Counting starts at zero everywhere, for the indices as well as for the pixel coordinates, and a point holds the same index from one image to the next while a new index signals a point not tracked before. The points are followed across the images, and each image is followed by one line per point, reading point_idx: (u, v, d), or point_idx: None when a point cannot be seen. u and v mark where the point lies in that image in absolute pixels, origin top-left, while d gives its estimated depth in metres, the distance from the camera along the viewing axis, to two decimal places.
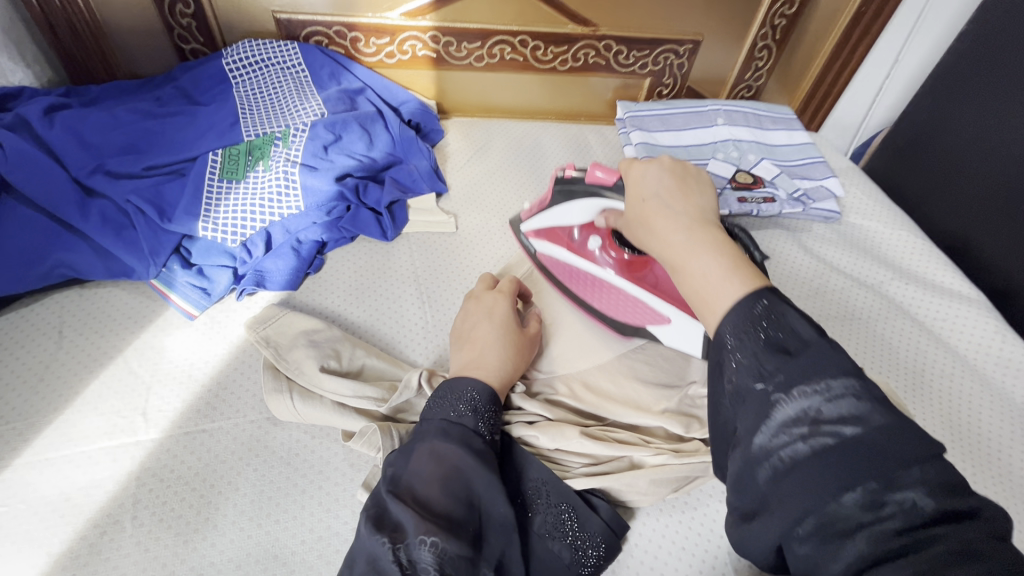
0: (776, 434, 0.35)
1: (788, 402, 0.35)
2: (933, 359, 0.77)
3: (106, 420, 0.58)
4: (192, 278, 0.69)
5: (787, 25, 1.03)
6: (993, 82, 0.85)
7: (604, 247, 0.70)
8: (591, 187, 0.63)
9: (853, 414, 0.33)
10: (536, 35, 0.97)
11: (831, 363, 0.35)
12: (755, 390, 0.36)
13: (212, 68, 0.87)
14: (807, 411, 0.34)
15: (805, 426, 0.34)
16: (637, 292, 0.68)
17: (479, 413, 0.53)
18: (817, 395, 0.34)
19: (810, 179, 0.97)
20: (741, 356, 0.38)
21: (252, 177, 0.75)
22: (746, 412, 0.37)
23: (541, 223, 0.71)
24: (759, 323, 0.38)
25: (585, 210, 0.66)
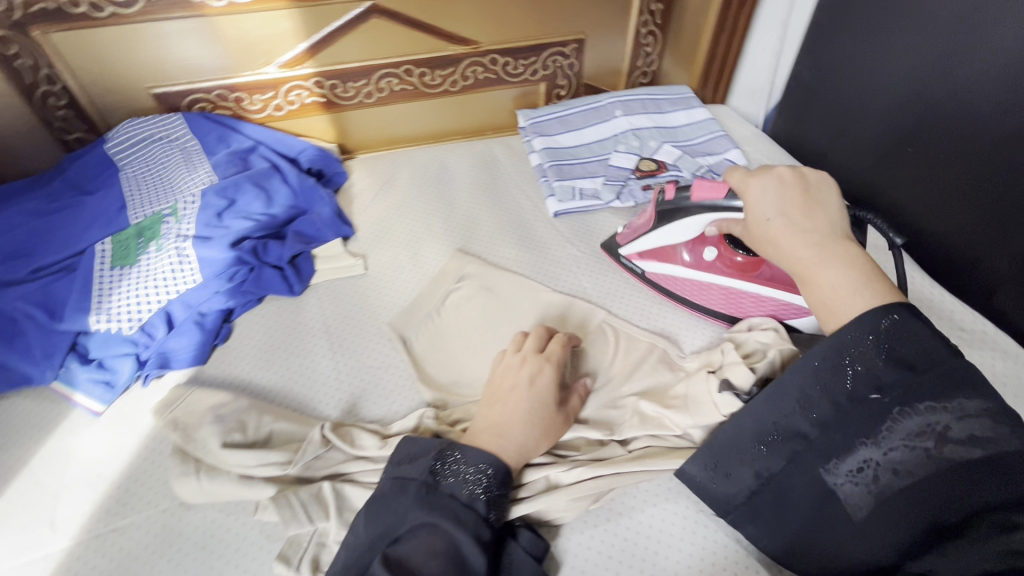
0: (893, 446, 0.47)
1: (909, 417, 0.47)
2: None
3: (13, 539, 0.56)
4: (93, 373, 0.68)
5: (664, 9, 1.05)
6: (857, 32, 0.86)
7: (720, 255, 0.75)
8: (698, 203, 0.70)
9: (985, 434, 0.45)
10: (419, 63, 0.97)
11: (930, 389, 0.47)
12: (872, 401, 0.49)
13: (97, 155, 0.87)
14: (931, 427, 0.46)
15: (930, 439, 0.46)
16: (763, 291, 0.72)
17: (486, 490, 0.51)
18: (930, 409, 0.47)
19: (712, 154, 0.98)
20: (869, 365, 0.49)
21: (144, 260, 0.75)
22: (864, 414, 0.49)
23: (647, 247, 0.78)
24: (884, 342, 0.48)
25: (692, 226, 0.73)
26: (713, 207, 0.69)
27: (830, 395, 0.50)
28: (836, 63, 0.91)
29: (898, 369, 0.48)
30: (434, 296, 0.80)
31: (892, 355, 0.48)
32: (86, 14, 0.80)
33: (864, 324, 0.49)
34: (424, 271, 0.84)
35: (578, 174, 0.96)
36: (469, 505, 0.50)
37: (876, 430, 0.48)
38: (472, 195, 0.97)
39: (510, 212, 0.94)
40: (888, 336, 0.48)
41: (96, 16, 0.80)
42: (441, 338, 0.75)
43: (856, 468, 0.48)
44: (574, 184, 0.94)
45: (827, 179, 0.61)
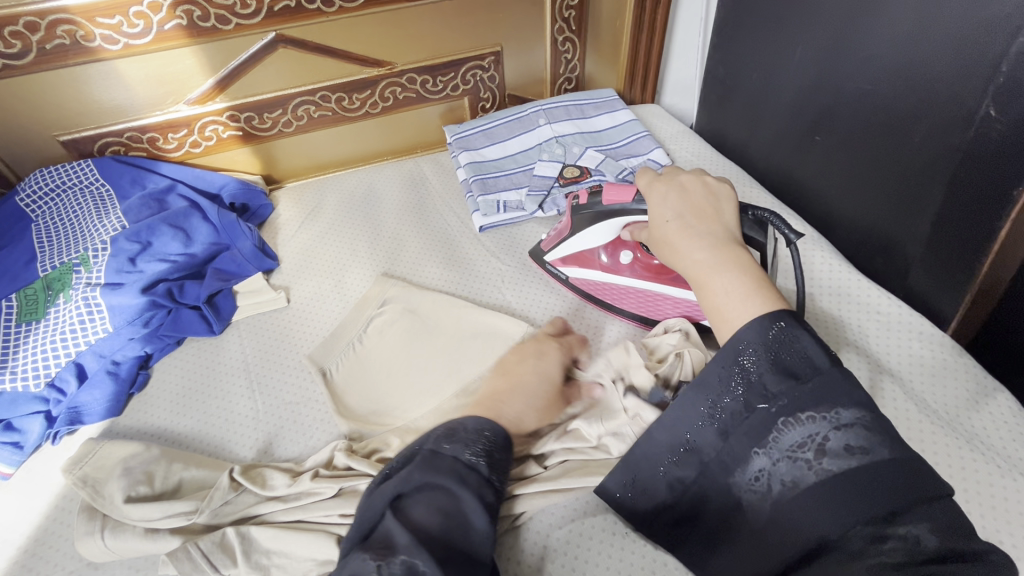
0: (781, 459, 0.42)
1: (794, 427, 0.42)
2: None
3: None
4: (1, 436, 0.67)
5: (579, 15, 1.05)
6: (758, 26, 0.87)
7: (637, 258, 0.74)
8: (609, 207, 0.69)
9: (863, 445, 0.40)
10: (335, 88, 0.97)
11: (813, 396, 0.42)
12: (760, 411, 0.44)
13: (7, 209, 0.86)
14: (813, 438, 0.41)
15: (812, 450, 0.41)
16: (677, 293, 0.71)
17: (488, 460, 0.48)
18: (812, 418, 0.42)
19: (636, 156, 0.98)
20: (754, 372, 0.45)
21: (53, 313, 0.73)
22: (754, 424, 0.44)
23: (567, 252, 0.78)
24: (766, 349, 0.45)
25: (608, 229, 0.72)
26: (621, 209, 0.68)
27: (725, 403, 0.46)
28: (745, 56, 0.91)
29: (782, 376, 0.44)
30: (356, 324, 0.79)
31: (778, 362, 0.44)
32: None
33: (757, 330, 0.45)
34: (347, 299, 0.83)
35: (503, 187, 0.95)
36: (471, 467, 0.46)
37: (764, 442, 0.43)
38: (399, 216, 0.97)
39: (437, 230, 0.93)
40: (768, 342, 0.45)
41: None
42: (362, 367, 0.74)
43: (747, 481, 0.44)
44: (498, 198, 0.93)
45: (732, 191, 0.60)
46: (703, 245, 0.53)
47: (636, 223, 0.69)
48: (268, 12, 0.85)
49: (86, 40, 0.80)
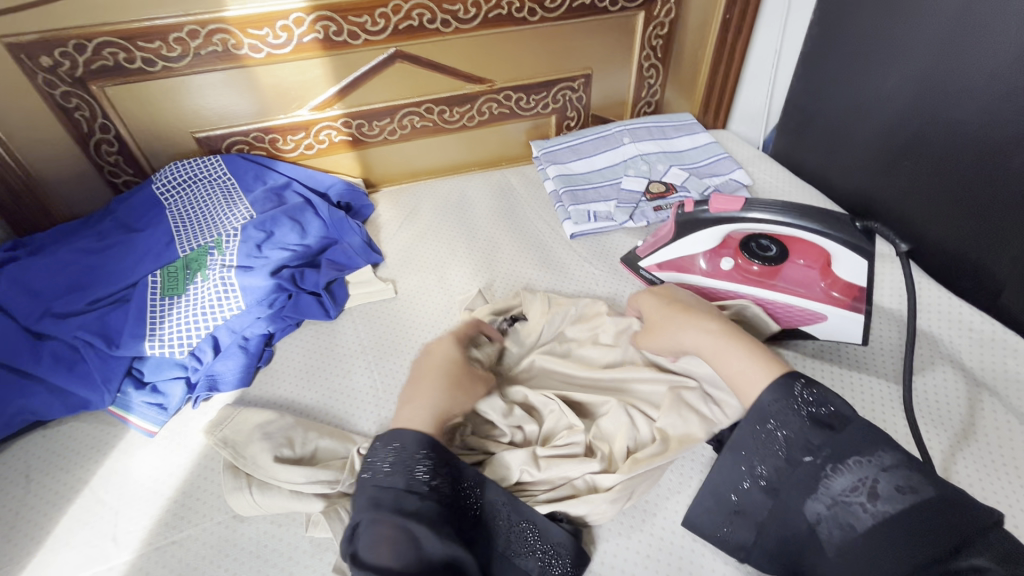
0: (834, 502, 0.47)
1: (841, 475, 0.47)
2: (888, 339, 0.75)
3: (79, 553, 0.59)
4: (147, 397, 0.73)
5: (665, 44, 1.12)
6: (844, 60, 0.92)
7: (737, 265, 0.78)
8: (717, 214, 0.75)
9: (911, 485, 0.45)
10: (438, 101, 1.05)
11: (853, 445, 0.48)
12: (805, 463, 0.49)
13: (145, 196, 0.94)
14: (862, 483, 0.46)
15: (864, 493, 0.46)
16: (779, 297, 0.74)
17: (411, 466, 0.53)
18: (860, 465, 0.47)
19: (718, 175, 1.03)
20: (789, 435, 0.51)
21: (192, 289, 0.80)
22: (802, 474, 0.49)
23: (666, 257, 0.82)
24: (791, 413, 0.51)
25: (715, 235, 0.77)
26: (728, 217, 0.74)
27: (768, 460, 0.52)
28: (829, 86, 0.97)
29: (820, 431, 0.50)
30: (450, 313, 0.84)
31: (813, 419, 0.51)
32: (141, 69, 0.87)
33: (778, 391, 0.53)
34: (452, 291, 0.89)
35: (592, 198, 1.01)
36: (407, 488, 0.51)
37: (816, 492, 0.48)
38: (492, 221, 1.03)
39: (529, 235, 0.99)
40: (791, 406, 0.52)
41: (149, 70, 0.88)
42: None
43: (815, 527, 0.47)
44: (589, 208, 0.99)
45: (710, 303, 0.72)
46: (696, 333, 0.63)
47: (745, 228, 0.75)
48: (393, 30, 0.93)
49: (235, 48, 0.88)
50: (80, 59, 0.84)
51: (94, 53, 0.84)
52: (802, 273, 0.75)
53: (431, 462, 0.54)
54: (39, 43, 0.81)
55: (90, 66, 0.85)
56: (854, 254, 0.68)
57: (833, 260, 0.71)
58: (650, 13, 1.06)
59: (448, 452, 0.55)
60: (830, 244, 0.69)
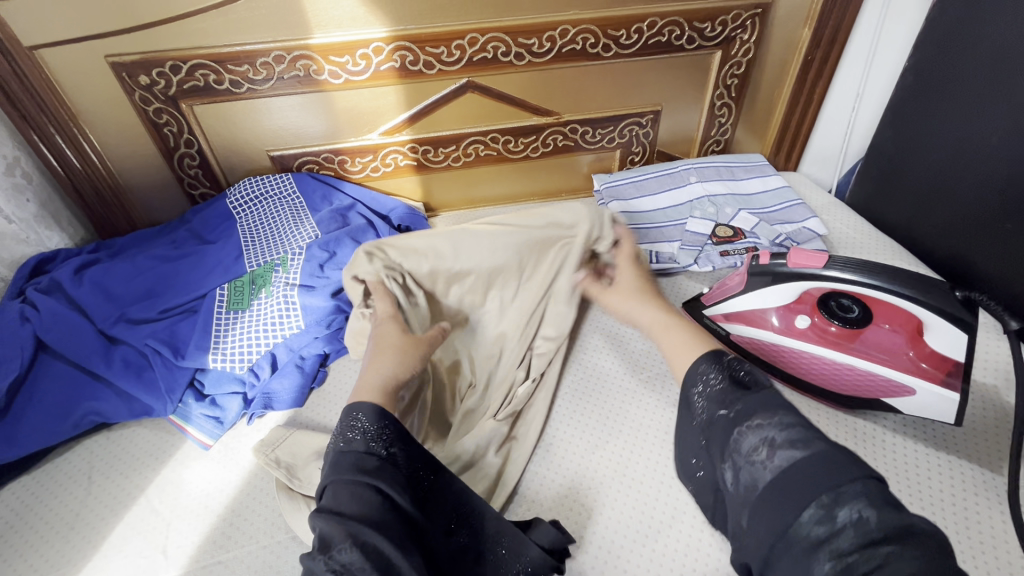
0: (742, 455, 0.46)
1: (748, 430, 0.46)
2: (978, 421, 0.68)
3: (130, 563, 0.60)
4: (205, 409, 0.74)
5: (740, 84, 1.09)
6: (941, 111, 0.87)
7: (813, 323, 0.73)
8: (795, 269, 0.70)
9: (803, 441, 0.44)
10: (505, 131, 1.05)
11: (760, 405, 0.48)
12: (724, 415, 0.49)
13: (218, 208, 0.98)
14: (765, 444, 0.45)
15: (767, 450, 0.44)
16: (860, 363, 0.69)
17: (371, 434, 0.51)
18: (763, 424, 0.46)
19: (790, 223, 0.98)
20: (712, 391, 0.52)
21: (256, 304, 0.82)
22: (720, 426, 0.49)
23: (735, 308, 0.77)
24: (714, 376, 0.53)
25: (793, 291, 0.73)
26: (807, 273, 0.69)
27: (694, 415, 0.52)
28: (921, 137, 0.91)
29: (739, 392, 0.50)
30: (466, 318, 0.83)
31: (736, 381, 0.52)
32: (228, 90, 0.91)
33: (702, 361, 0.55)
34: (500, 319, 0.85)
35: (654, 238, 0.98)
36: (368, 453, 0.50)
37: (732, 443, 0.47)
38: None
39: None
40: (717, 373, 0.53)
41: (235, 91, 0.91)
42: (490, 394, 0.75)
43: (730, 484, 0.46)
44: (651, 248, 0.96)
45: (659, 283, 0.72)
46: (647, 311, 0.69)
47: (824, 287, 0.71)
48: (467, 61, 0.94)
49: (316, 74, 0.91)
50: (174, 79, 0.89)
51: (187, 74, 0.88)
52: (887, 339, 0.70)
53: (394, 437, 0.51)
54: (139, 63, 0.86)
55: (182, 86, 0.89)
56: (952, 325, 0.62)
57: (926, 329, 0.66)
58: (727, 52, 1.03)
59: (402, 425, 0.53)
60: (922, 311, 0.64)
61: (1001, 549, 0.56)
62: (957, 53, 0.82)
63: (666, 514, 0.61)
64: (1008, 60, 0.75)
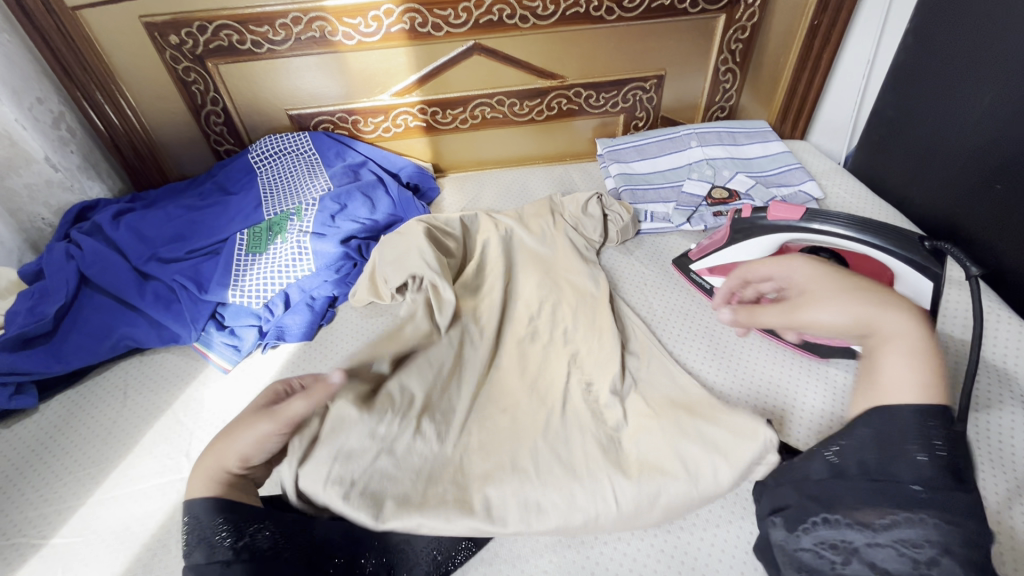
0: (876, 546, 0.42)
1: (909, 526, 0.41)
2: (941, 366, 0.71)
3: (158, 462, 0.69)
4: (225, 338, 0.82)
5: (745, 49, 1.10)
6: (940, 72, 0.86)
7: None
8: (774, 222, 0.73)
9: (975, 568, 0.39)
10: (510, 94, 1.09)
11: (964, 506, 0.42)
12: (910, 486, 0.43)
13: (241, 163, 1.06)
14: (927, 543, 0.40)
15: (922, 552, 0.40)
16: None
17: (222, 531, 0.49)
18: (943, 526, 0.41)
19: (786, 186, 1.00)
20: (909, 452, 0.45)
21: (272, 248, 0.89)
22: (883, 489, 0.44)
23: (717, 261, 0.81)
24: (913, 439, 0.46)
25: (773, 245, 0.75)
26: (787, 226, 0.72)
27: (863, 452, 0.47)
28: (921, 99, 0.91)
29: (953, 481, 0.43)
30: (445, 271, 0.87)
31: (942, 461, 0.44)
32: (250, 50, 0.97)
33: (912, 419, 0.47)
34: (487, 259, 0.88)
35: (651, 199, 1.01)
36: (211, 561, 0.47)
37: (859, 511, 0.44)
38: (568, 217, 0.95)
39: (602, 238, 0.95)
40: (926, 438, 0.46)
41: (256, 51, 0.98)
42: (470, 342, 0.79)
43: (814, 547, 0.45)
44: (647, 208, 1.00)
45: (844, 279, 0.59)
46: (851, 311, 0.54)
47: (805, 239, 0.72)
48: (474, 23, 0.98)
49: (331, 35, 0.97)
50: (201, 39, 0.95)
51: (212, 34, 0.95)
52: None
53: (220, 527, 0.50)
54: (170, 23, 0.93)
55: (208, 45, 0.96)
56: (918, 274, 0.65)
57: (896, 279, 0.68)
58: (731, 16, 1.04)
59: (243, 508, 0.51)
60: (892, 262, 0.66)
61: None
62: (958, 14, 0.82)
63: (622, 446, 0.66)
64: (1002, 18, 0.75)
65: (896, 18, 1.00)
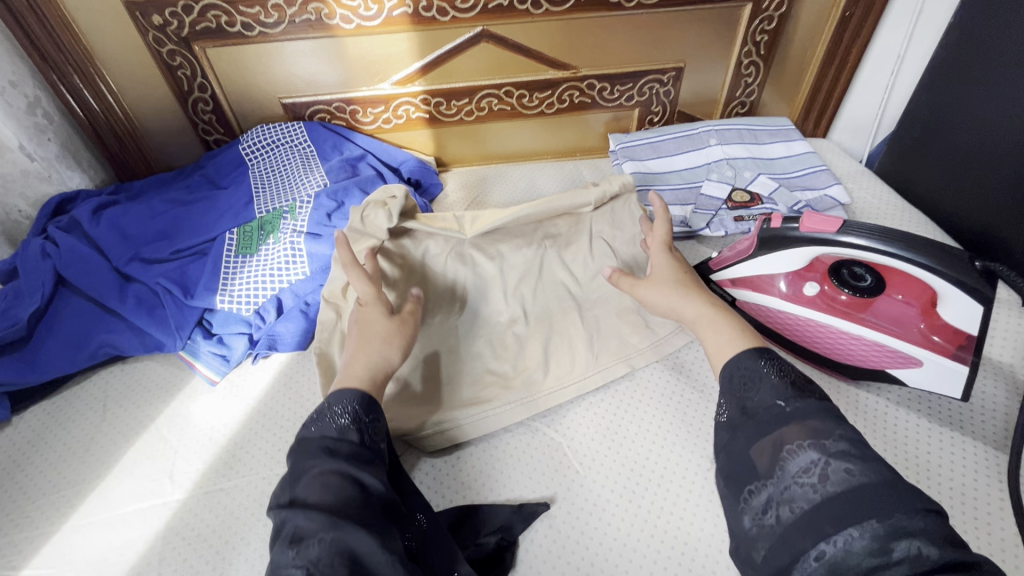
0: (789, 487, 0.43)
1: (798, 456, 0.44)
2: (982, 393, 0.67)
3: (139, 484, 0.64)
4: (213, 347, 0.77)
5: (770, 41, 1.03)
6: (983, 72, 0.81)
7: (823, 291, 0.71)
8: (807, 234, 0.67)
9: (857, 468, 0.41)
10: (520, 85, 1.03)
11: (819, 412, 0.46)
12: (775, 407, 0.48)
13: (231, 154, 0.99)
14: (816, 464, 0.43)
15: (816, 475, 0.42)
16: (867, 332, 0.68)
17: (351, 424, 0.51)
18: (819, 442, 0.44)
19: (811, 189, 0.95)
20: (764, 389, 0.50)
21: (264, 250, 0.83)
22: (759, 423, 0.48)
23: (741, 274, 0.75)
24: (762, 372, 0.51)
25: (804, 258, 0.69)
26: (820, 239, 0.66)
27: (762, 396, 0.49)
28: (960, 101, 0.85)
29: (799, 393, 0.48)
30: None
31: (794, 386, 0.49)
32: (240, 33, 0.90)
33: (743, 366, 0.52)
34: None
35: (668, 200, 0.96)
36: (340, 439, 0.50)
37: (760, 458, 0.46)
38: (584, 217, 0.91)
39: None
40: (766, 375, 0.51)
41: (247, 34, 0.91)
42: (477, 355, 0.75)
43: (756, 512, 0.44)
44: None
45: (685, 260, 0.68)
46: (691, 304, 0.61)
47: (839, 254, 0.66)
48: (482, 8, 0.91)
49: (328, 18, 0.90)
50: (187, 20, 0.88)
51: (199, 15, 0.88)
52: (898, 310, 0.67)
53: (357, 423, 0.52)
54: (152, 2, 0.86)
55: (194, 27, 0.89)
56: (966, 296, 0.59)
57: (940, 300, 0.63)
58: (757, 6, 0.97)
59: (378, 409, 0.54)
60: (936, 281, 0.60)
61: (995, 528, 0.56)
62: (1009, 9, 0.75)
63: (629, 481, 0.62)
64: None
65: (934, 11, 0.93)
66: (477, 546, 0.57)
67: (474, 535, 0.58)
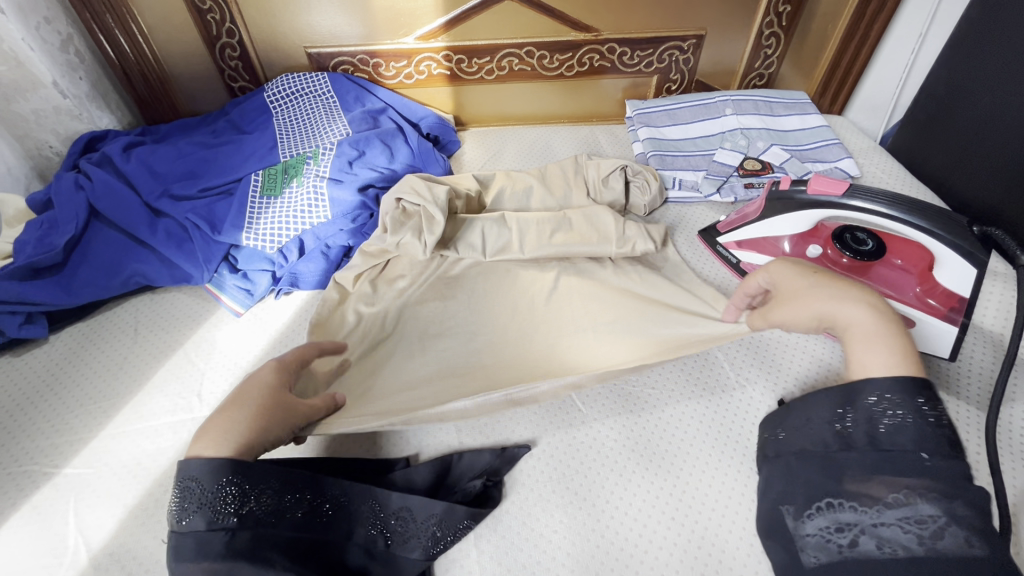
0: (883, 523, 0.43)
1: (900, 503, 0.44)
2: (972, 359, 0.69)
3: (169, 401, 0.68)
4: (238, 281, 0.81)
5: (793, 12, 1.04)
6: (1001, 50, 0.81)
7: (826, 255, 0.75)
8: (814, 197, 0.70)
9: (976, 539, 0.41)
10: (541, 45, 1.04)
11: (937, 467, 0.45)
12: (913, 455, 0.46)
13: (256, 101, 1.01)
14: (932, 519, 0.42)
15: (923, 524, 0.42)
16: None
17: (206, 505, 0.47)
18: (938, 497, 0.43)
19: (823, 162, 0.97)
20: (907, 422, 0.47)
21: (287, 192, 0.87)
22: (865, 450, 0.47)
23: (749, 236, 0.78)
24: (914, 409, 0.47)
25: (807, 221, 0.72)
26: (826, 201, 0.68)
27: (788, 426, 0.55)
28: (976, 79, 0.86)
29: (951, 451, 0.45)
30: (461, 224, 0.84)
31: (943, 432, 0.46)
32: None
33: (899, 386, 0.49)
34: None
35: (680, 166, 0.98)
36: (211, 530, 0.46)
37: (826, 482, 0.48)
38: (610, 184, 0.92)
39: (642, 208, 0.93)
40: (917, 409, 0.48)
41: None
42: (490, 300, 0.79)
43: (829, 528, 0.45)
44: (675, 175, 0.96)
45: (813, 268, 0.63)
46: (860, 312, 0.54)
47: (842, 216, 0.69)
48: None
49: None
50: None
51: None
52: (896, 275, 0.71)
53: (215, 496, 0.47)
54: None
55: None
56: (963, 261, 0.62)
57: (937, 264, 0.65)
58: None
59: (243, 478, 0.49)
60: (934, 245, 0.63)
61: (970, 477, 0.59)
62: None
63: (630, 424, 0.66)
64: None
65: None
66: (461, 491, 0.59)
67: (455, 485, 0.60)
